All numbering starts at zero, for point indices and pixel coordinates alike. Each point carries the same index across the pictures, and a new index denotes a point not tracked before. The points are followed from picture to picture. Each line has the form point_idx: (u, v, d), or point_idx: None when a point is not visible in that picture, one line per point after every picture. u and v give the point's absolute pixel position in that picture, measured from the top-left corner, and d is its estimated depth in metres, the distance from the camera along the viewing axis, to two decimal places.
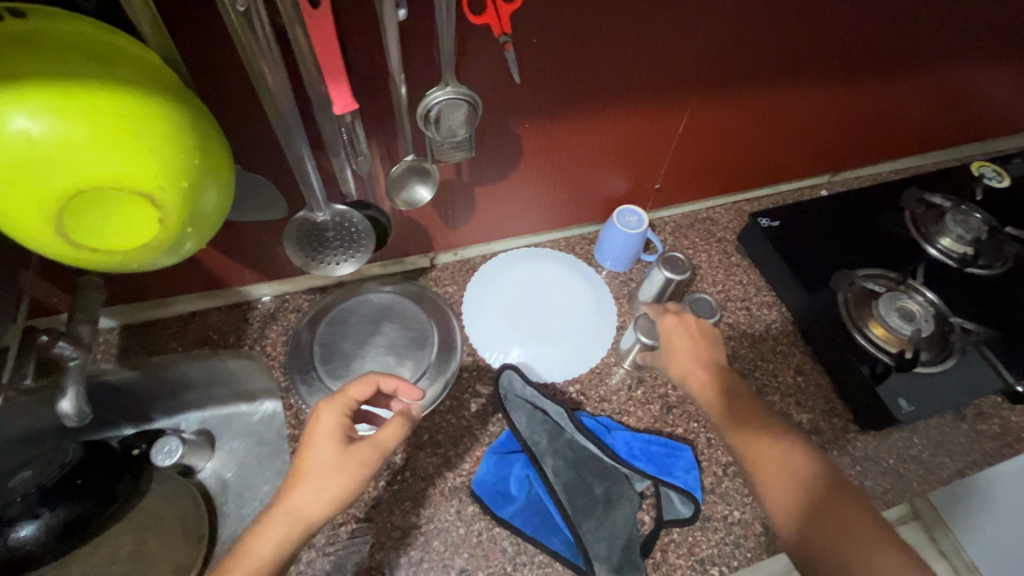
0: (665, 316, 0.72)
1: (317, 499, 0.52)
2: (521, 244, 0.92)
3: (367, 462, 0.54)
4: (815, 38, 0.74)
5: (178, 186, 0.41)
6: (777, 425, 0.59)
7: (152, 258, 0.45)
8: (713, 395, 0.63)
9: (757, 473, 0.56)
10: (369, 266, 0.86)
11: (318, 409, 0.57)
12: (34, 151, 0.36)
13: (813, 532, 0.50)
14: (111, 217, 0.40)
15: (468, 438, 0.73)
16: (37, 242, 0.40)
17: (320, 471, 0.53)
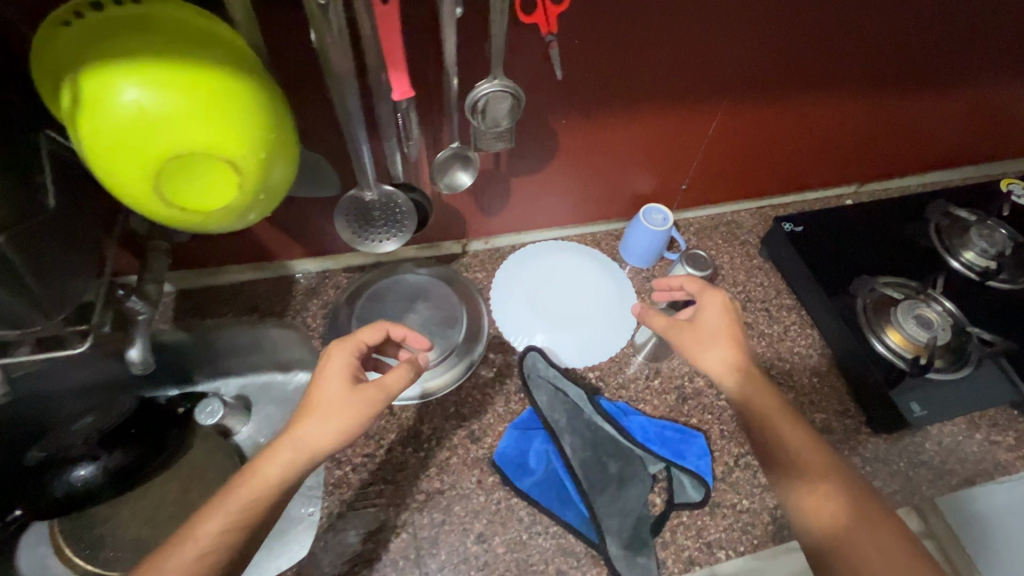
0: (706, 292, 0.72)
1: (331, 429, 0.56)
2: (548, 236, 0.97)
3: (373, 400, 0.58)
4: (852, 48, 0.76)
5: (258, 156, 0.46)
6: (818, 439, 0.61)
7: (227, 221, 0.50)
8: (759, 397, 0.63)
9: (816, 488, 0.58)
10: (405, 250, 0.91)
11: (328, 352, 0.62)
12: (143, 119, 0.41)
13: (848, 543, 0.54)
14: (198, 182, 0.45)
15: (491, 414, 0.78)
16: (132, 202, 0.45)
17: (328, 405, 0.57)
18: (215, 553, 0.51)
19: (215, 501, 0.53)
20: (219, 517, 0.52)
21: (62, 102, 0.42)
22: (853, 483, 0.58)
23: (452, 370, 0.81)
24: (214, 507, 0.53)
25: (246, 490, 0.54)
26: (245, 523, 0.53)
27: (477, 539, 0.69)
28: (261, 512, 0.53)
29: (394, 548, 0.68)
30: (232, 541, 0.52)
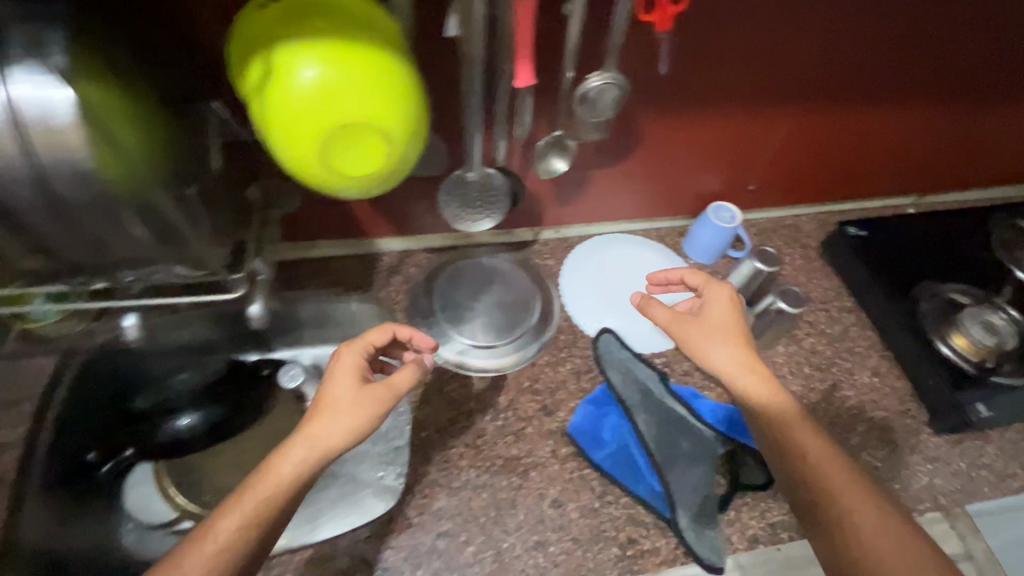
0: (712, 286, 0.71)
1: (342, 427, 0.57)
2: (616, 229, 1.00)
3: (382, 398, 0.60)
4: (919, 58, 0.80)
5: (405, 131, 0.52)
6: (829, 441, 0.61)
7: (363, 189, 0.55)
8: (766, 397, 0.63)
9: (838, 495, 0.58)
10: (481, 234, 0.96)
11: (337, 352, 0.63)
12: (327, 92, 0.47)
13: (869, 548, 0.55)
14: (353, 151, 0.51)
15: (564, 391, 0.82)
16: (295, 165, 0.51)
17: (340, 403, 0.58)
18: (234, 552, 0.51)
19: (231, 500, 0.53)
20: (236, 516, 0.52)
21: (253, 74, 0.48)
22: (870, 488, 0.58)
23: (524, 349, 0.86)
24: (229, 505, 0.52)
25: (262, 488, 0.54)
26: (263, 523, 0.52)
27: (552, 504, 0.73)
28: (273, 512, 0.53)
29: (476, 506, 0.72)
30: (248, 539, 0.51)
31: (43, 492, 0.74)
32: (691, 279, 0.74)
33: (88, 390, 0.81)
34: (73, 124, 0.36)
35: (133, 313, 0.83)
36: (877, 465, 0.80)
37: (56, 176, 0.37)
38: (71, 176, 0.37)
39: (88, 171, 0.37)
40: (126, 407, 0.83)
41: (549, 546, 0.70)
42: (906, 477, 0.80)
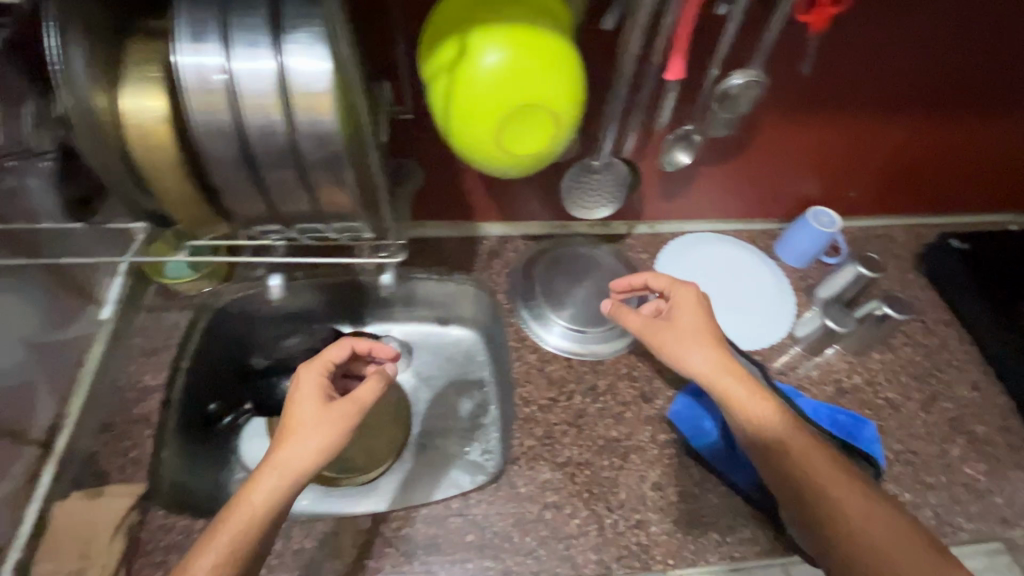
0: (679, 289, 0.74)
1: (311, 449, 0.59)
2: (709, 227, 1.02)
3: (347, 413, 0.61)
4: (959, 88, 0.80)
5: (570, 116, 0.55)
6: (813, 436, 0.65)
7: (519, 169, 0.59)
8: (744, 398, 0.67)
9: (826, 489, 0.61)
10: (578, 224, 0.99)
11: (297, 379, 0.65)
12: (515, 74, 0.51)
13: (861, 536, 0.58)
14: (524, 130, 0.55)
15: (661, 380, 0.85)
16: (468, 141, 0.55)
17: (305, 426, 0.60)
18: None
19: (205, 538, 0.55)
20: (212, 553, 0.54)
21: (444, 57, 0.53)
22: (850, 474, 0.63)
23: (617, 339, 0.88)
24: (204, 544, 0.54)
25: (236, 521, 0.55)
26: (242, 551, 0.55)
27: (653, 487, 0.76)
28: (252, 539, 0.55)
29: (580, 482, 0.75)
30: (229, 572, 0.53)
31: (177, 435, 0.77)
32: (656, 283, 0.76)
33: (213, 346, 0.86)
34: (329, 89, 0.40)
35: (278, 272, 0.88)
36: (978, 478, 0.80)
37: (305, 136, 0.41)
38: (321, 135, 0.41)
39: (334, 133, 0.41)
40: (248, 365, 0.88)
41: (651, 525, 0.72)
42: (1008, 492, 0.79)
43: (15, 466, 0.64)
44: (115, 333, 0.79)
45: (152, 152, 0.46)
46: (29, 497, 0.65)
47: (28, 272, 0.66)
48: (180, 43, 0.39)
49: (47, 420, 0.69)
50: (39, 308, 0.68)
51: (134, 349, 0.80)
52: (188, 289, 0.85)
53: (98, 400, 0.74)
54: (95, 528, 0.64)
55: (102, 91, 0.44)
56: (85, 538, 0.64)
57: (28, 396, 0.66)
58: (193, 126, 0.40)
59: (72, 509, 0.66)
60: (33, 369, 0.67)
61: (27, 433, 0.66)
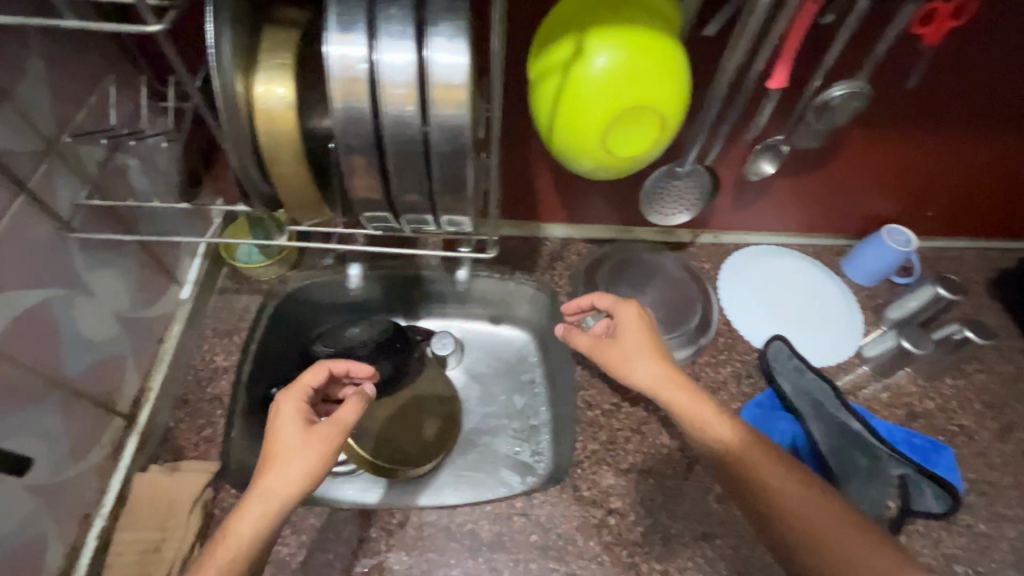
0: (629, 311, 0.72)
1: (299, 474, 0.59)
2: (774, 241, 1.00)
3: (329, 437, 0.61)
4: (1005, 110, 0.76)
5: (673, 122, 0.55)
6: (767, 447, 0.63)
7: (617, 171, 0.59)
8: (704, 421, 0.65)
9: (785, 506, 0.59)
10: (643, 230, 0.98)
11: (277, 407, 0.63)
12: (629, 75, 0.51)
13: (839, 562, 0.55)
14: (631, 132, 0.55)
15: (725, 393, 0.83)
16: (574, 139, 0.55)
17: (291, 452, 0.60)
18: None
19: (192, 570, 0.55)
20: None
21: (558, 55, 0.53)
22: (804, 480, 0.60)
23: (680, 351, 0.87)
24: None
25: (222, 551, 0.56)
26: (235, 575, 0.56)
27: (718, 500, 0.74)
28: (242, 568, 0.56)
29: (644, 490, 0.75)
30: None
31: None
32: (600, 302, 0.75)
33: (281, 331, 0.87)
34: (467, 82, 0.41)
35: (357, 262, 0.88)
36: None
37: (437, 128, 0.42)
38: (453, 126, 0.42)
39: (465, 125, 0.42)
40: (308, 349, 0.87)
41: (716, 539, 0.71)
42: None
43: (103, 436, 0.66)
44: (192, 312, 0.80)
45: (276, 137, 0.48)
46: (112, 467, 0.67)
47: (126, 248, 0.67)
48: (328, 32, 0.40)
49: (131, 393, 0.70)
50: (132, 284, 0.70)
51: (209, 330, 0.82)
52: (259, 274, 0.86)
53: (176, 377, 0.75)
54: (173, 502, 0.66)
55: (240, 76, 0.46)
56: (165, 511, 0.65)
57: (117, 368, 0.68)
58: (334, 112, 0.42)
59: (152, 482, 0.67)
60: (124, 343, 0.68)
61: (115, 405, 0.68)
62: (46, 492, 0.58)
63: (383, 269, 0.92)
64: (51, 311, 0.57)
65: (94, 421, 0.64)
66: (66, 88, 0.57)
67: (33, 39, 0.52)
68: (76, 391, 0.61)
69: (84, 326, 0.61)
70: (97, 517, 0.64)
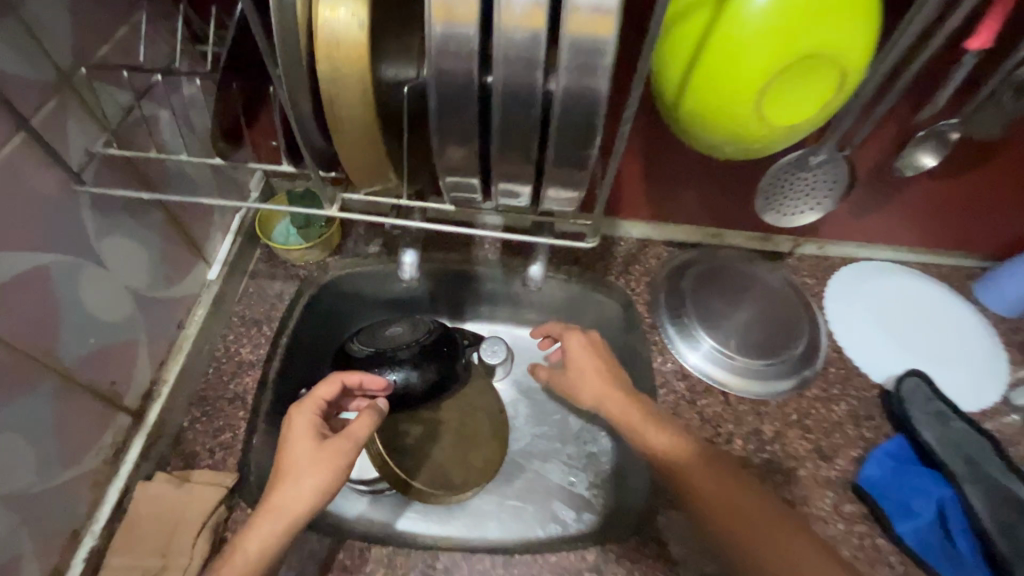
0: (575, 335, 0.72)
1: (310, 490, 0.50)
2: (891, 255, 0.84)
3: (343, 447, 0.53)
4: None
5: (850, 79, 0.42)
6: (699, 451, 0.59)
7: (764, 147, 0.46)
8: (639, 428, 0.62)
9: (716, 512, 0.55)
10: (735, 235, 0.83)
11: (289, 419, 0.55)
12: (815, 2, 0.37)
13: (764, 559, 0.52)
14: (798, 89, 0.41)
15: (841, 435, 0.69)
16: (718, 100, 0.42)
17: (298, 467, 0.51)
18: None
19: None
20: None
21: None
22: (731, 478, 0.57)
23: (781, 381, 0.72)
24: None
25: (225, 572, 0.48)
26: None
27: None
28: None
29: None
30: None
31: None
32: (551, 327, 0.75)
33: (315, 325, 0.75)
34: (617, 4, 0.32)
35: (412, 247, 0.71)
36: None
37: (569, 59, 0.34)
38: (589, 46, 0.33)
39: (606, 46, 0.33)
40: (340, 349, 0.73)
41: None
42: None
43: (104, 435, 0.55)
44: (219, 296, 0.69)
45: (339, 70, 0.37)
46: (111, 474, 0.56)
47: (151, 215, 0.58)
48: None
49: (141, 386, 0.60)
50: (154, 258, 0.59)
51: (236, 318, 0.70)
52: (296, 259, 0.74)
53: (194, 371, 0.65)
54: (180, 522, 0.55)
55: None
56: (168, 533, 0.54)
57: (127, 358, 0.57)
58: (432, 40, 0.34)
59: (157, 494, 0.56)
60: (137, 326, 0.58)
61: (121, 399, 0.57)
62: (26, 504, 0.47)
63: (431, 263, 0.79)
64: (48, 280, 0.46)
65: (94, 418, 0.53)
66: (87, 13, 0.47)
67: None
68: (75, 380, 0.50)
69: (91, 303, 0.51)
70: (88, 534, 0.54)
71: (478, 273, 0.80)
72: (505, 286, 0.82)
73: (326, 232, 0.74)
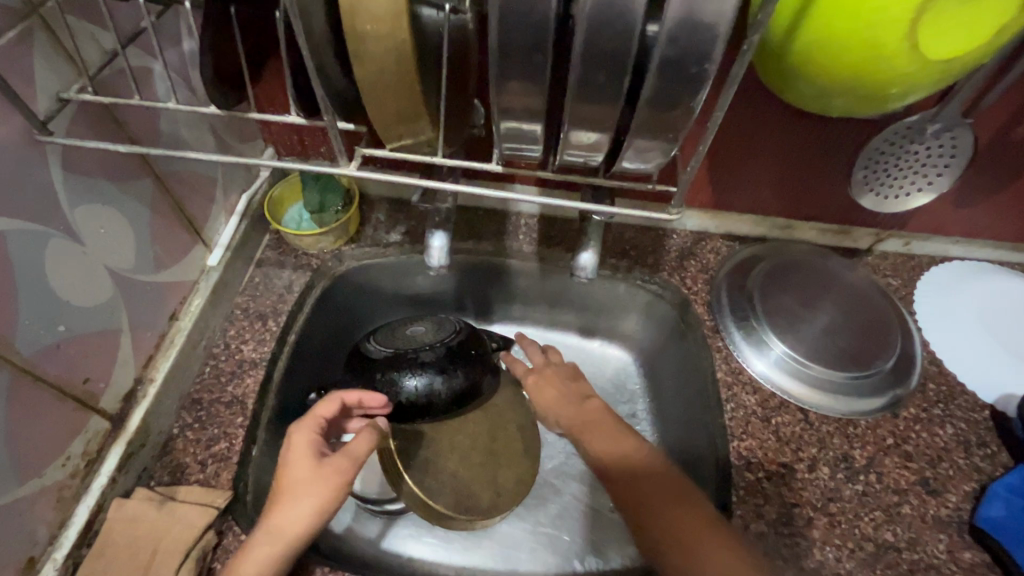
0: (529, 373, 0.62)
1: (302, 517, 0.41)
2: (991, 254, 0.72)
3: (341, 471, 0.43)
4: None
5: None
6: (632, 442, 0.52)
7: (897, 96, 0.36)
8: (592, 442, 0.53)
9: (638, 502, 0.48)
10: (807, 229, 0.72)
11: (287, 432, 0.46)
12: None
13: (664, 548, 0.45)
14: (966, 13, 0.31)
15: (949, 465, 0.57)
16: (856, 27, 0.33)
17: (292, 486, 0.42)
18: None
19: None
20: None
21: None
22: (657, 467, 0.50)
23: (872, 399, 0.61)
24: None
25: None
26: None
27: None
28: None
29: None
30: None
31: None
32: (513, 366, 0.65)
33: (326, 321, 0.65)
34: None
35: (441, 229, 0.56)
36: None
37: None
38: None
39: None
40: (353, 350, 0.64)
41: None
42: None
43: (73, 443, 0.46)
44: (220, 285, 0.60)
45: None
46: (80, 491, 0.47)
47: (139, 184, 0.49)
48: None
49: (123, 386, 0.51)
50: (140, 236, 0.51)
51: (238, 311, 0.61)
52: (309, 246, 0.65)
53: (187, 369, 0.56)
54: (158, 550, 0.45)
55: None
56: (143, 563, 0.45)
57: (106, 350, 0.49)
58: None
59: (136, 515, 0.47)
60: (119, 314, 0.49)
61: (97, 400, 0.48)
62: None
63: (456, 253, 0.69)
64: (4, 249, 0.38)
65: (61, 423, 0.45)
66: None
67: None
68: (37, 375, 0.42)
69: (58, 281, 0.42)
70: (48, 563, 0.45)
71: (509, 267, 0.70)
72: (540, 282, 0.72)
73: (344, 217, 0.65)
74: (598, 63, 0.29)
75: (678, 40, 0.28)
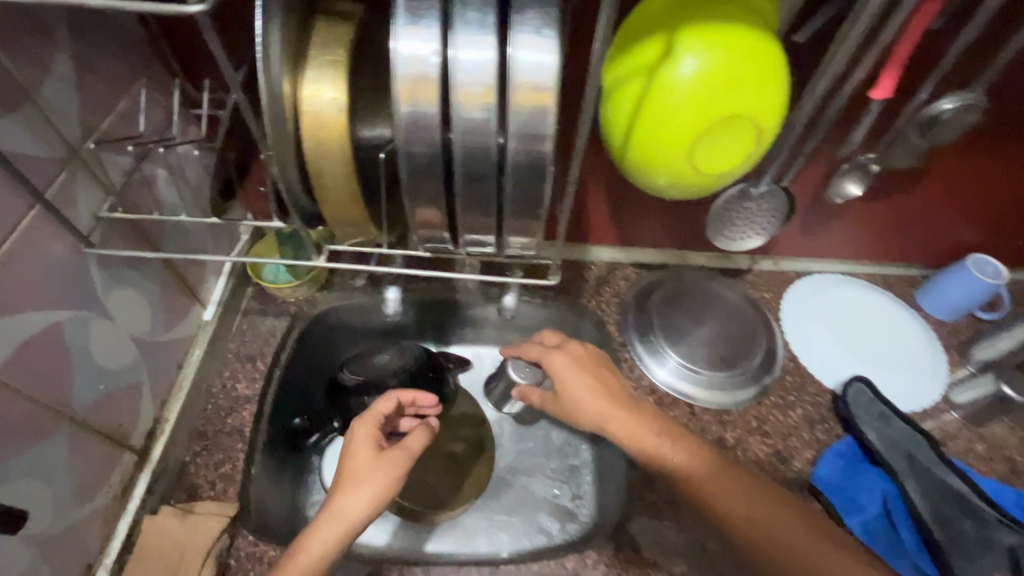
0: (553, 353, 0.70)
1: (364, 499, 0.54)
2: (842, 269, 0.90)
3: (397, 462, 0.57)
4: None
5: (753, 135, 0.48)
6: (719, 455, 0.62)
7: (696, 191, 0.53)
8: (654, 453, 0.62)
9: (729, 510, 0.58)
10: (697, 255, 0.90)
11: (352, 425, 0.60)
12: (728, 74, 0.44)
13: (773, 544, 0.57)
14: (719, 146, 0.48)
15: (797, 438, 0.75)
16: (651, 156, 0.49)
17: (357, 474, 0.55)
18: None
19: None
20: None
21: (642, 55, 0.46)
22: (741, 475, 0.61)
23: (740, 394, 0.78)
24: None
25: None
26: None
27: None
28: None
29: None
30: None
31: None
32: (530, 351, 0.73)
33: (305, 357, 0.78)
34: (554, 84, 0.39)
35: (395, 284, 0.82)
36: None
37: (521, 132, 0.40)
38: (539, 125, 0.40)
39: (549, 126, 0.40)
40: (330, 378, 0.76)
41: None
42: None
43: (112, 474, 0.59)
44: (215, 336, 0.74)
45: (322, 146, 0.43)
46: (120, 511, 0.60)
47: (152, 267, 0.63)
48: (400, 29, 0.39)
49: (145, 426, 0.64)
50: (153, 304, 0.64)
51: (231, 355, 0.75)
52: (287, 295, 0.79)
53: (193, 407, 0.69)
54: (188, 550, 0.59)
55: (288, 74, 0.42)
56: (176, 562, 0.58)
57: (132, 399, 0.61)
58: (401, 118, 0.40)
59: (165, 527, 0.60)
60: (140, 370, 0.62)
61: (128, 439, 0.61)
62: (44, 544, 0.51)
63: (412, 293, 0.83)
64: (61, 336, 0.51)
65: (103, 459, 0.58)
66: (94, 93, 0.52)
67: (63, 40, 0.48)
68: (87, 424, 0.55)
69: (99, 353, 0.55)
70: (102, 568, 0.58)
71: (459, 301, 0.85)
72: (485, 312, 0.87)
73: (315, 271, 0.78)
74: (482, 196, 0.45)
75: (527, 184, 0.43)
